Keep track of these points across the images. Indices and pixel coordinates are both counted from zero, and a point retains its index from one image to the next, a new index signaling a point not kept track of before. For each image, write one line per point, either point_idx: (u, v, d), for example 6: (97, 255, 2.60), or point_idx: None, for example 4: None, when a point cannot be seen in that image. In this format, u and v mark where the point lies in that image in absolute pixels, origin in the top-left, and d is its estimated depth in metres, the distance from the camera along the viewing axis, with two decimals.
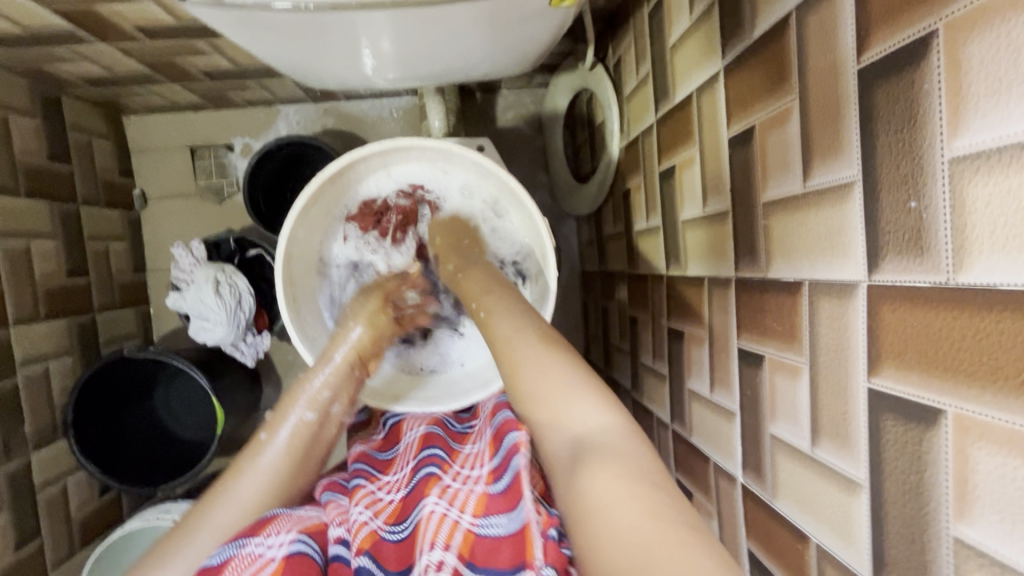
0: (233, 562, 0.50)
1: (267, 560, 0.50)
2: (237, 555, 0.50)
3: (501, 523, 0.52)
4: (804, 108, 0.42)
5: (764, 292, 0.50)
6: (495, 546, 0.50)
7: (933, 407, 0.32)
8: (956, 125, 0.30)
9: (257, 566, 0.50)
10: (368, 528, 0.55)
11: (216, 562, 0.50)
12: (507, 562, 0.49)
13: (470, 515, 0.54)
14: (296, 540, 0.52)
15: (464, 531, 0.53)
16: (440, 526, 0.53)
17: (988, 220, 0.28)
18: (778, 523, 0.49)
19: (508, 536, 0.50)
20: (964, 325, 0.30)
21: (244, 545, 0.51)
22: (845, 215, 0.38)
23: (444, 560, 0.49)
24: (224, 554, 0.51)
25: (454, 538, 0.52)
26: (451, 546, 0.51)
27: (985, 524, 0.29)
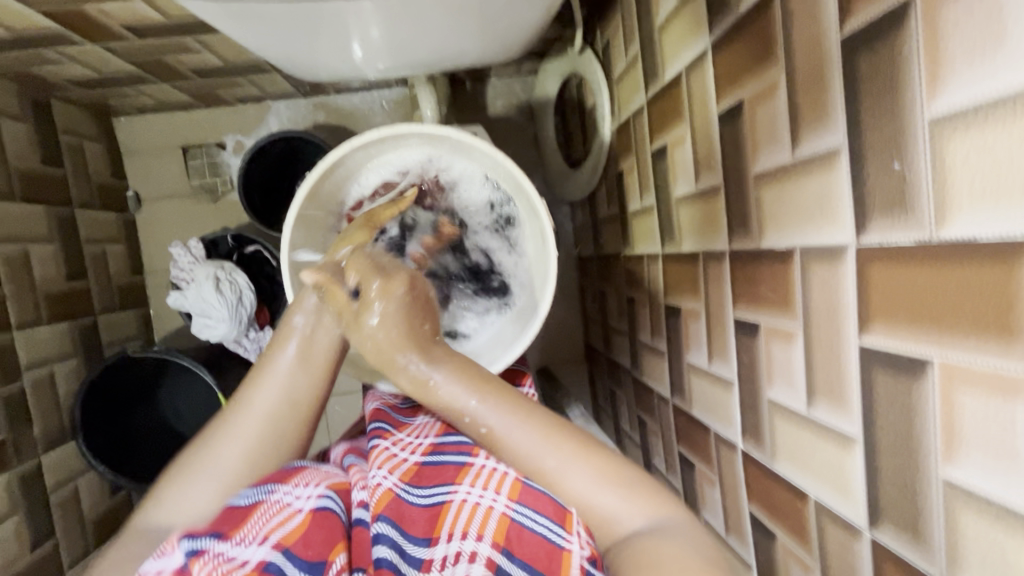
0: (262, 506, 0.51)
1: (295, 510, 0.52)
2: (266, 500, 0.52)
3: (541, 521, 0.54)
4: (790, 81, 0.43)
5: (758, 262, 0.51)
6: (529, 542, 0.53)
7: (921, 358, 0.33)
8: (935, 87, 0.31)
9: (287, 514, 0.51)
10: (385, 488, 0.57)
11: (244, 503, 0.51)
12: (541, 563, 0.51)
13: (504, 498, 0.56)
14: (323, 496, 0.55)
15: (498, 515, 0.55)
16: (472, 517, 0.55)
17: (967, 175, 0.30)
18: (777, 484, 0.51)
19: (545, 539, 0.53)
20: (947, 278, 0.31)
21: (273, 492, 0.52)
22: (833, 180, 0.39)
23: (477, 551, 0.52)
24: (253, 497, 0.52)
25: (488, 527, 0.54)
26: (484, 536, 0.53)
27: (970, 464, 0.31)
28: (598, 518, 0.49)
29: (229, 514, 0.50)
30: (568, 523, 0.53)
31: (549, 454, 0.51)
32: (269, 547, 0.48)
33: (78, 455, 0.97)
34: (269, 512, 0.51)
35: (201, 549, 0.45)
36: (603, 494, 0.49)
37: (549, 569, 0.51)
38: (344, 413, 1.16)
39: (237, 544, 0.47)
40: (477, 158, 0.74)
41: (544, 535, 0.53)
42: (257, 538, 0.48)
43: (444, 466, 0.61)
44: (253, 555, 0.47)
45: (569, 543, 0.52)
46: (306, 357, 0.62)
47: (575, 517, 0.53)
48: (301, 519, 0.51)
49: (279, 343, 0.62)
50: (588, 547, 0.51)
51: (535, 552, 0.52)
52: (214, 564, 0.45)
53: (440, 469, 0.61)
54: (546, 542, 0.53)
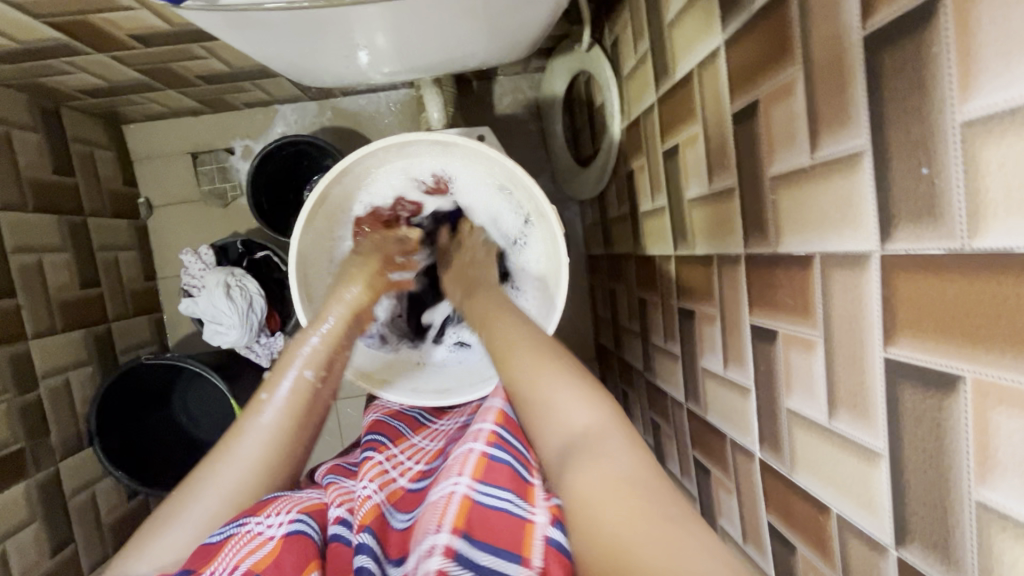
0: (232, 540, 0.52)
1: (266, 538, 0.52)
2: (237, 533, 0.53)
3: (503, 496, 0.54)
4: (808, 80, 0.42)
5: (775, 267, 0.49)
6: (492, 518, 0.52)
7: (953, 374, 0.32)
8: (967, 88, 0.29)
9: (257, 543, 0.52)
10: (371, 502, 0.57)
11: (216, 539, 0.53)
12: (506, 541, 0.50)
13: (468, 479, 0.55)
14: (295, 519, 0.54)
15: (462, 497, 0.53)
16: (440, 509, 0.52)
17: (1002, 182, 0.28)
18: (797, 496, 0.50)
19: (506, 513, 0.53)
20: (981, 290, 0.29)
21: (245, 524, 0.53)
22: (855, 185, 0.38)
23: (437, 543, 0.48)
24: (224, 533, 0.53)
25: (450, 513, 0.51)
26: (446, 525, 0.50)
27: (1006, 487, 0.30)
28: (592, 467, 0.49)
29: (203, 550, 0.52)
30: (529, 497, 0.55)
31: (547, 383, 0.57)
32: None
33: (95, 461, 0.99)
34: (240, 544, 0.52)
35: None
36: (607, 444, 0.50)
37: (513, 544, 0.50)
38: (356, 417, 1.17)
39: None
40: (489, 165, 0.72)
41: (507, 510, 0.53)
42: (227, 568, 0.50)
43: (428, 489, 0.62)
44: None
45: (531, 515, 0.52)
46: (295, 417, 0.61)
47: (535, 491, 0.56)
48: (272, 545, 0.51)
49: (272, 387, 0.61)
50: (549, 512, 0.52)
51: (500, 531, 0.51)
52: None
53: (425, 493, 0.61)
54: (511, 517, 0.52)
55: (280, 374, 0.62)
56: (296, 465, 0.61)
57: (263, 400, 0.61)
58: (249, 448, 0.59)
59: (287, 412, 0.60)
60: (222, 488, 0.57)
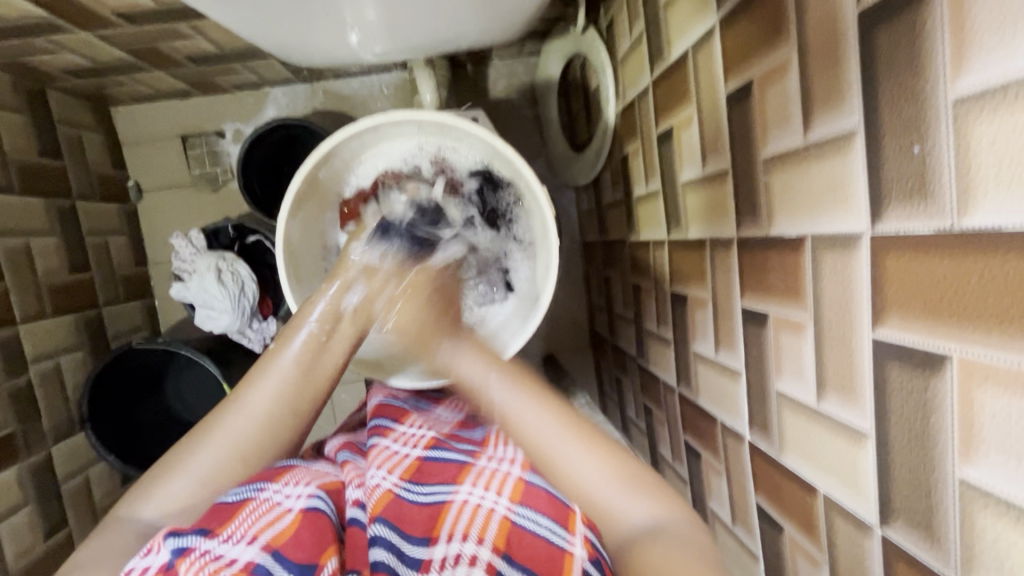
0: (250, 504, 0.52)
1: (285, 510, 0.53)
2: (255, 498, 0.53)
3: (542, 522, 0.55)
4: (802, 60, 0.41)
5: (767, 250, 0.49)
6: (530, 542, 0.53)
7: (939, 353, 0.32)
8: (960, 64, 0.29)
9: (276, 513, 0.52)
10: (383, 489, 0.56)
11: (233, 501, 0.52)
12: (540, 563, 0.52)
13: (506, 500, 0.57)
14: (313, 495, 0.55)
15: (500, 517, 0.55)
16: (472, 518, 0.55)
17: (993, 159, 0.28)
18: (785, 477, 0.50)
19: (546, 539, 0.53)
20: (969, 269, 0.29)
21: (263, 491, 0.53)
22: (847, 165, 0.37)
23: (477, 554, 0.51)
24: (242, 494, 0.53)
25: (489, 530, 0.54)
26: (484, 539, 0.53)
27: (990, 465, 0.30)
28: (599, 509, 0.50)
29: (218, 511, 0.51)
30: (569, 524, 0.54)
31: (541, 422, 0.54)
32: (257, 548, 0.48)
33: (87, 446, 0.98)
34: (258, 510, 0.52)
35: (188, 548, 0.46)
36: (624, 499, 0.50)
37: (551, 571, 0.50)
38: (350, 402, 1.17)
39: (225, 541, 0.48)
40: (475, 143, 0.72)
41: (546, 538, 0.53)
42: (245, 537, 0.49)
43: (447, 464, 0.62)
44: (241, 554, 0.48)
45: (569, 546, 0.52)
46: (309, 364, 0.59)
47: (576, 517, 0.55)
48: (291, 518, 0.52)
49: (285, 339, 0.59)
50: (586, 547, 0.51)
51: (536, 554, 0.52)
52: (201, 562, 0.46)
53: (442, 467, 0.61)
54: (549, 543, 0.53)
55: (293, 329, 0.59)
56: (306, 421, 0.59)
57: (279, 351, 0.58)
58: (260, 399, 0.56)
59: (300, 363, 0.58)
60: (232, 438, 0.55)
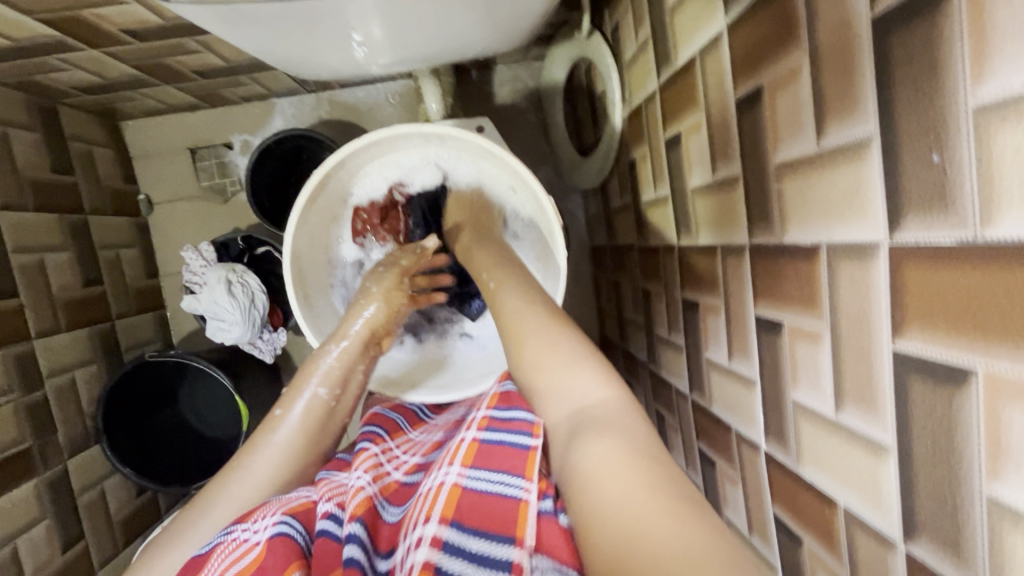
0: (220, 547, 0.51)
1: (252, 544, 0.50)
2: (224, 540, 0.51)
3: (494, 481, 0.54)
4: (813, 66, 0.40)
5: (779, 258, 0.49)
6: (482, 502, 0.53)
7: (964, 367, 0.31)
8: (981, 71, 0.28)
9: (243, 550, 0.50)
10: (364, 494, 0.56)
11: (204, 551, 0.52)
12: (497, 524, 0.51)
13: (458, 467, 0.55)
14: (279, 522, 0.51)
15: (451, 486, 0.54)
16: (428, 501, 0.53)
17: (1017, 169, 0.27)
18: (804, 488, 0.49)
19: (499, 497, 0.52)
20: (995, 283, 0.28)
21: (231, 532, 0.52)
22: (863, 173, 0.37)
23: (425, 533, 0.50)
24: (211, 542, 0.52)
25: (437, 505, 0.52)
26: (433, 516, 0.51)
27: (1019, 482, 0.29)
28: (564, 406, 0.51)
29: (192, 564, 0.51)
30: (521, 474, 0.53)
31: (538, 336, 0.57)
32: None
33: (102, 459, 0.99)
34: (226, 551, 0.50)
35: None
36: (565, 369, 0.53)
37: (505, 528, 0.50)
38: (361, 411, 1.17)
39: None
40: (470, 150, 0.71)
41: (499, 494, 0.52)
42: None
43: (418, 485, 0.61)
44: None
45: (525, 494, 0.51)
46: (315, 429, 0.61)
47: (535, 460, 0.52)
48: (257, 552, 0.49)
49: (287, 404, 0.62)
50: (540, 484, 0.51)
51: (489, 515, 0.52)
52: None
53: (416, 487, 0.61)
54: (504, 500, 0.52)
55: (296, 392, 0.62)
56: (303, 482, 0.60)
57: (278, 416, 0.61)
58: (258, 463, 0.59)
59: (304, 425, 0.61)
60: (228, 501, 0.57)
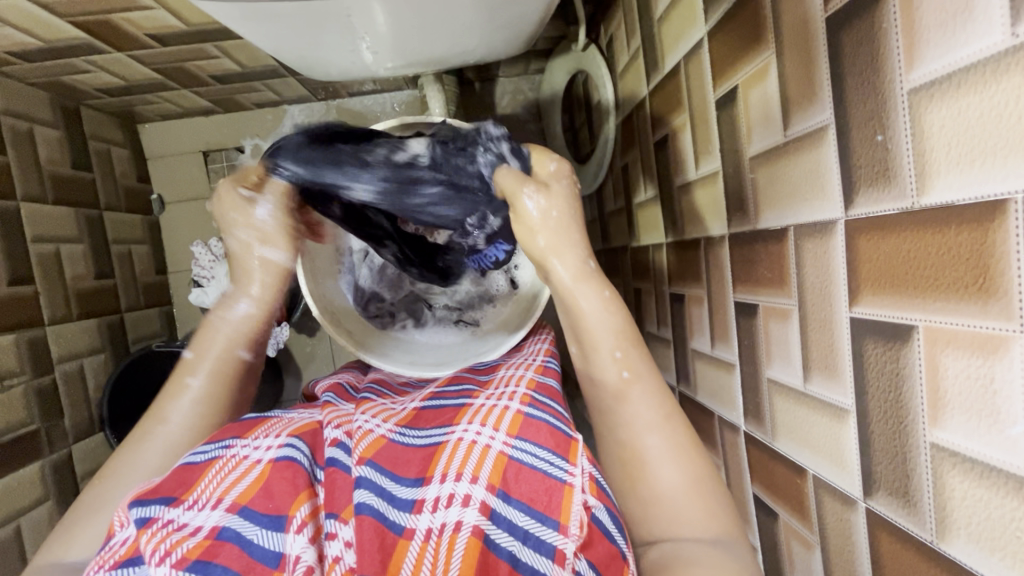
0: (219, 462, 0.51)
1: (254, 462, 0.50)
2: (223, 456, 0.51)
3: (540, 455, 0.51)
4: (780, 63, 0.45)
5: (753, 243, 0.52)
6: (527, 476, 0.49)
7: (907, 325, 0.34)
8: (912, 58, 0.32)
9: (244, 468, 0.50)
10: (373, 435, 0.54)
11: (200, 460, 0.51)
12: (542, 502, 0.48)
13: (503, 435, 0.52)
14: (285, 444, 0.52)
15: (497, 453, 0.51)
16: (468, 455, 0.51)
17: (943, 142, 0.31)
18: (778, 463, 0.52)
19: (544, 475, 0.49)
20: (929, 245, 0.32)
21: (229, 449, 0.52)
22: (822, 156, 0.40)
23: (472, 494, 0.47)
24: (211, 454, 0.51)
25: (485, 467, 0.49)
26: (480, 478, 0.49)
27: (956, 425, 0.32)
28: (666, 514, 0.48)
29: (184, 473, 0.50)
30: (568, 454, 0.51)
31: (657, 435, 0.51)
32: (222, 512, 0.47)
33: (105, 446, 1.02)
34: (225, 469, 0.50)
35: (151, 518, 0.45)
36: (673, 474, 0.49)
37: (549, 508, 0.47)
38: None
39: (190, 508, 0.47)
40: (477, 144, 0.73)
41: (544, 472, 0.49)
42: (211, 501, 0.48)
43: (444, 410, 0.59)
44: (204, 521, 0.46)
45: (570, 477, 0.48)
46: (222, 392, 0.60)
47: (578, 448, 0.51)
48: (260, 470, 0.50)
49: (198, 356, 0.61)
50: (591, 484, 0.49)
51: (533, 490, 0.49)
52: (163, 533, 0.44)
53: (440, 412, 0.59)
54: (548, 478, 0.49)
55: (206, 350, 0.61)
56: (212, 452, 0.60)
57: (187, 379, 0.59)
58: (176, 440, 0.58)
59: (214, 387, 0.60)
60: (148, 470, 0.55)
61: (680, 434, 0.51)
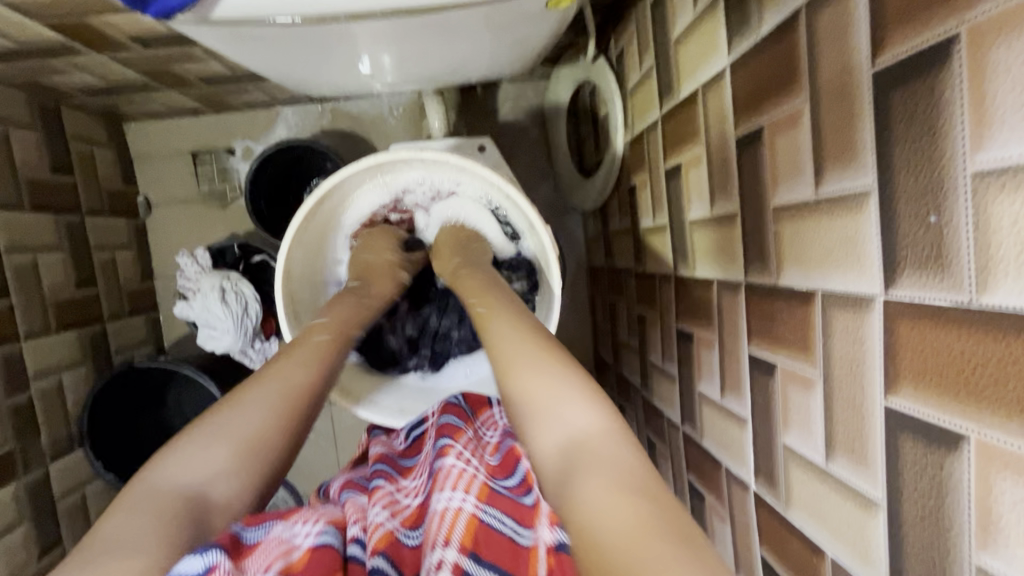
0: (263, 544, 0.45)
1: (296, 546, 0.46)
2: (266, 538, 0.46)
3: (505, 521, 0.51)
4: (815, 112, 0.40)
5: (773, 298, 0.48)
6: (497, 542, 0.49)
7: (956, 432, 0.30)
8: (981, 138, 0.28)
9: (287, 548, 0.46)
10: (384, 529, 0.52)
11: (247, 536, 0.45)
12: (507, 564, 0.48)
13: (472, 499, 0.51)
14: (323, 532, 0.49)
15: (467, 517, 0.50)
16: (445, 520, 0.49)
17: (1014, 239, 0.27)
18: (791, 534, 0.49)
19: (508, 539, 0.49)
20: (990, 351, 0.28)
21: (274, 528, 0.47)
22: (860, 224, 0.36)
23: (445, 558, 0.46)
24: (256, 534, 0.45)
25: (456, 530, 0.48)
26: (452, 541, 0.48)
27: (1008, 555, 0.28)
28: (549, 422, 0.41)
29: (229, 542, 0.43)
30: (532, 522, 0.51)
31: (534, 367, 0.46)
32: None
33: (85, 463, 0.98)
34: (270, 546, 0.45)
35: (214, 569, 0.38)
36: (563, 402, 0.42)
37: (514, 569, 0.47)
38: (351, 423, 1.17)
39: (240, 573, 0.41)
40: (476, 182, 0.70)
41: (510, 537, 0.50)
42: (260, 570, 0.42)
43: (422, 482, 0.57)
44: None
45: (534, 540, 0.49)
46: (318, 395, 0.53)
47: (540, 514, 0.51)
48: (301, 555, 0.46)
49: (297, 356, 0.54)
50: (560, 540, 0.48)
51: (501, 553, 0.48)
52: None
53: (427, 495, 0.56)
54: (512, 543, 0.49)
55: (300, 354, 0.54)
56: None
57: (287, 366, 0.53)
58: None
59: (315, 383, 0.53)
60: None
61: (544, 354, 0.47)
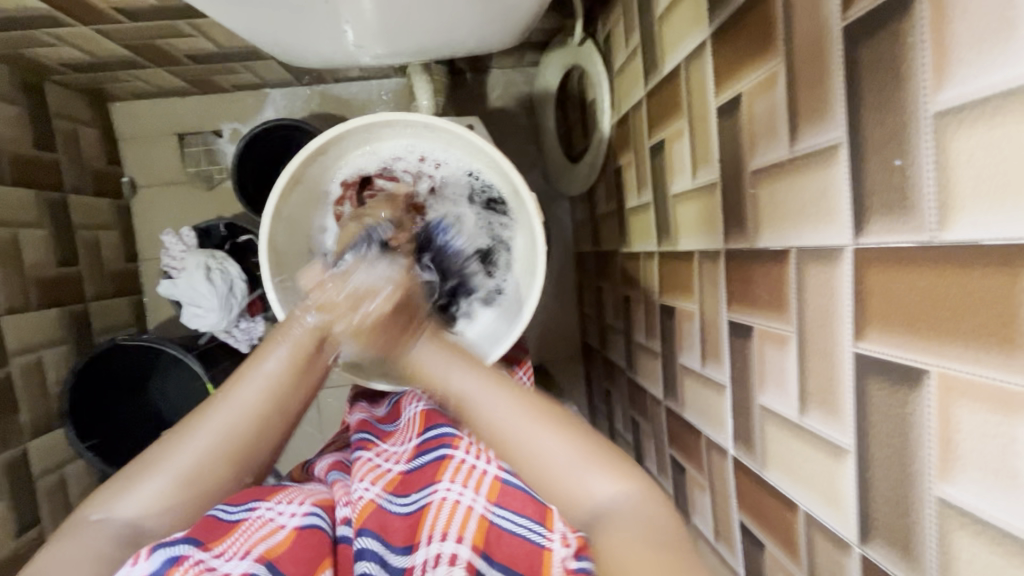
0: (245, 524, 0.50)
1: (278, 525, 0.51)
2: (249, 517, 0.51)
3: (520, 521, 0.51)
4: (790, 73, 0.41)
5: (751, 261, 0.49)
6: (510, 543, 0.50)
7: (918, 367, 0.31)
8: (942, 77, 0.29)
9: (269, 530, 0.50)
10: (368, 501, 0.54)
11: (227, 517, 0.50)
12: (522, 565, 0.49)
13: (483, 500, 0.53)
14: (309, 513, 0.53)
15: (477, 517, 0.51)
16: (452, 514, 0.51)
17: (972, 174, 0.28)
18: (767, 493, 0.50)
19: (524, 540, 0.50)
20: (950, 284, 0.29)
21: (255, 509, 0.52)
22: (830, 177, 0.37)
23: (458, 553, 0.48)
24: (236, 514, 0.51)
25: (468, 528, 0.50)
26: (465, 538, 0.49)
27: (967, 482, 0.29)
28: (567, 491, 0.47)
29: (208, 523, 0.49)
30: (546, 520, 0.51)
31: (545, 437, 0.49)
32: (251, 561, 0.46)
33: (65, 443, 0.97)
34: (251, 529, 0.50)
35: (180, 557, 0.44)
36: (586, 475, 0.47)
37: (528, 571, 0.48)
38: (337, 407, 1.16)
39: (218, 556, 0.46)
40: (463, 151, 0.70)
41: (523, 535, 0.50)
42: (238, 553, 0.47)
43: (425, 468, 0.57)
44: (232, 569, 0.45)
45: (548, 542, 0.49)
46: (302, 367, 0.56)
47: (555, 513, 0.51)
48: (285, 533, 0.50)
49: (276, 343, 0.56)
50: (575, 542, 0.47)
51: (514, 554, 0.50)
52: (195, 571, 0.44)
53: (422, 472, 0.57)
54: (528, 542, 0.50)
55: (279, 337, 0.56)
56: (303, 405, 0.56)
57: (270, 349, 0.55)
58: (275, 362, 0.54)
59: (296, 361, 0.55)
60: (233, 411, 0.52)
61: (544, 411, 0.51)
